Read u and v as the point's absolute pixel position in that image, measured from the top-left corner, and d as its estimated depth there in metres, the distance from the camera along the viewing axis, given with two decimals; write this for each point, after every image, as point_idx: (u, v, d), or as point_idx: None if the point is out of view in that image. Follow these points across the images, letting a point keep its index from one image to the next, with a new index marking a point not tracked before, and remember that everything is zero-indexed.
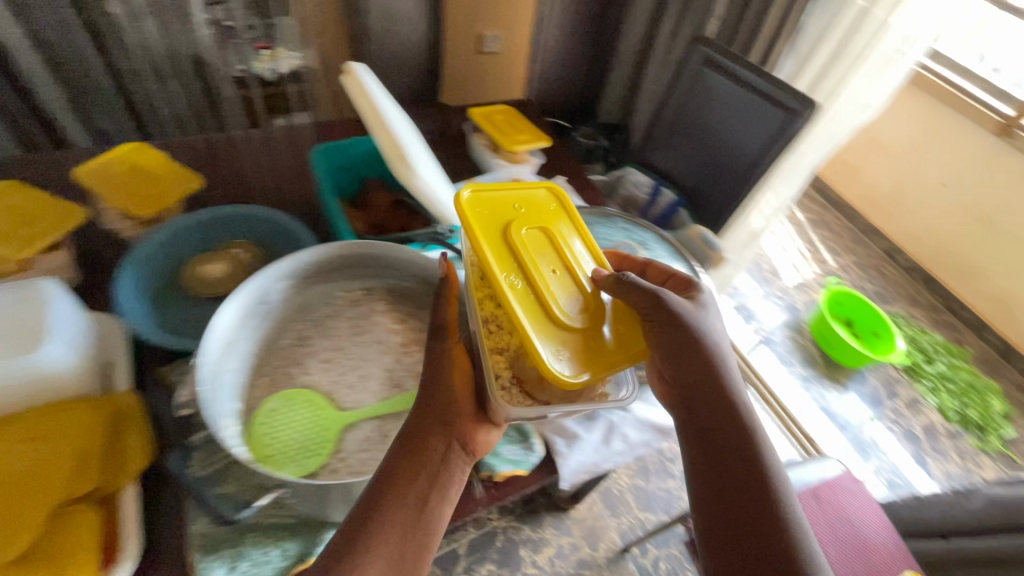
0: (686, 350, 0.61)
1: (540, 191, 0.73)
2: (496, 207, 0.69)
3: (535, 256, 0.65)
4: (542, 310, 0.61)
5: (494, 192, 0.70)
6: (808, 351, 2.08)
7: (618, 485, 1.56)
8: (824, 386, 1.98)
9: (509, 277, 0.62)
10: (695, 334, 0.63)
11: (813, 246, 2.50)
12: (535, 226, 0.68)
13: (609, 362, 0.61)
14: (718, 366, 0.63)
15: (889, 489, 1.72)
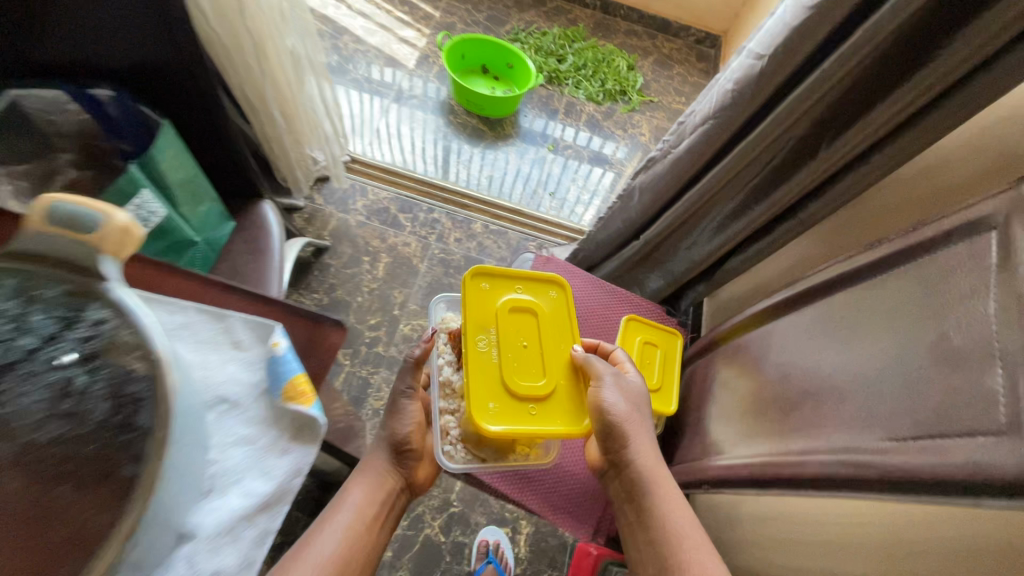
0: (636, 432, 0.85)
1: (535, 280, 0.97)
2: (497, 302, 0.93)
3: (523, 342, 0.91)
4: (494, 372, 0.88)
5: (497, 272, 0.95)
6: (470, 124, 1.89)
7: None
8: (502, 147, 1.87)
9: (484, 346, 0.89)
10: (635, 413, 0.86)
11: (409, 5, 2.12)
12: (524, 313, 0.94)
13: (546, 411, 0.88)
14: (639, 435, 0.85)
15: (591, 203, 1.80)
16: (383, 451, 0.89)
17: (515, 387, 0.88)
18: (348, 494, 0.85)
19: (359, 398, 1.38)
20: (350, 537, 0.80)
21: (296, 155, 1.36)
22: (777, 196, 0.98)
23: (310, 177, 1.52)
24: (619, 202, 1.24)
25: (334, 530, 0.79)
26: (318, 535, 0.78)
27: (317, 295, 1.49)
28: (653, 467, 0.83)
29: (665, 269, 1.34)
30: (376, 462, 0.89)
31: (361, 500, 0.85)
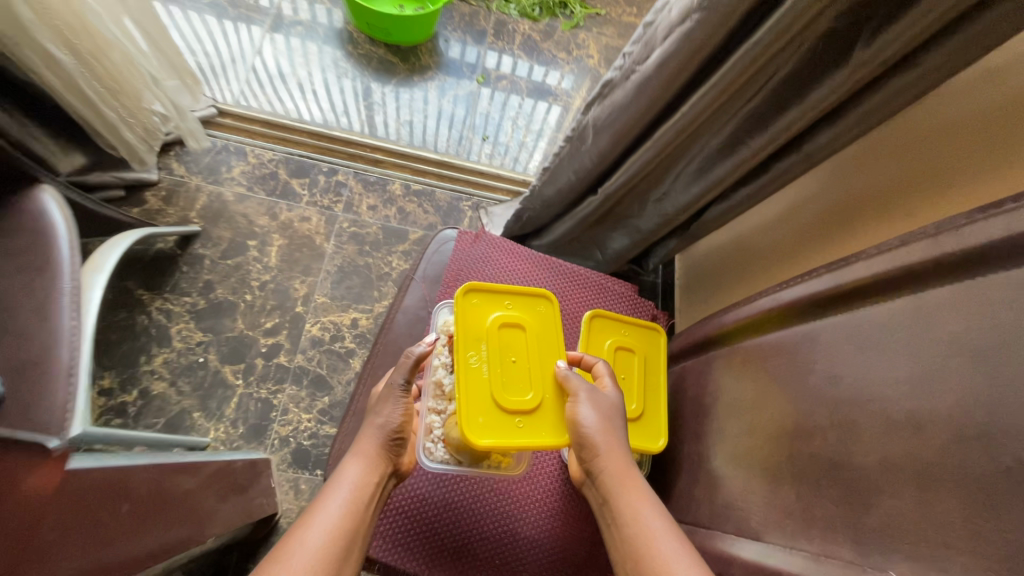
0: (607, 441, 0.56)
1: (525, 291, 0.67)
2: (484, 304, 0.65)
3: (526, 355, 0.64)
4: (484, 388, 0.62)
5: (485, 285, 0.66)
6: (376, 54, 1.46)
7: (305, 430, 1.09)
8: (419, 84, 1.45)
9: (476, 358, 0.62)
10: (612, 414, 0.58)
11: None
12: (517, 319, 0.65)
13: (541, 427, 0.62)
14: (613, 441, 0.56)
15: (537, 147, 1.46)
16: (375, 425, 0.60)
17: (506, 402, 0.61)
18: (338, 477, 0.57)
19: (261, 426, 1.08)
20: (344, 532, 0.53)
21: (113, 106, 1.00)
22: (785, 122, 0.70)
23: (152, 136, 1.16)
24: (568, 146, 0.93)
25: (318, 527, 0.52)
26: (299, 533, 0.51)
27: (189, 298, 1.14)
28: (627, 482, 0.53)
29: (633, 226, 1.06)
30: (381, 429, 0.60)
31: (356, 484, 0.56)
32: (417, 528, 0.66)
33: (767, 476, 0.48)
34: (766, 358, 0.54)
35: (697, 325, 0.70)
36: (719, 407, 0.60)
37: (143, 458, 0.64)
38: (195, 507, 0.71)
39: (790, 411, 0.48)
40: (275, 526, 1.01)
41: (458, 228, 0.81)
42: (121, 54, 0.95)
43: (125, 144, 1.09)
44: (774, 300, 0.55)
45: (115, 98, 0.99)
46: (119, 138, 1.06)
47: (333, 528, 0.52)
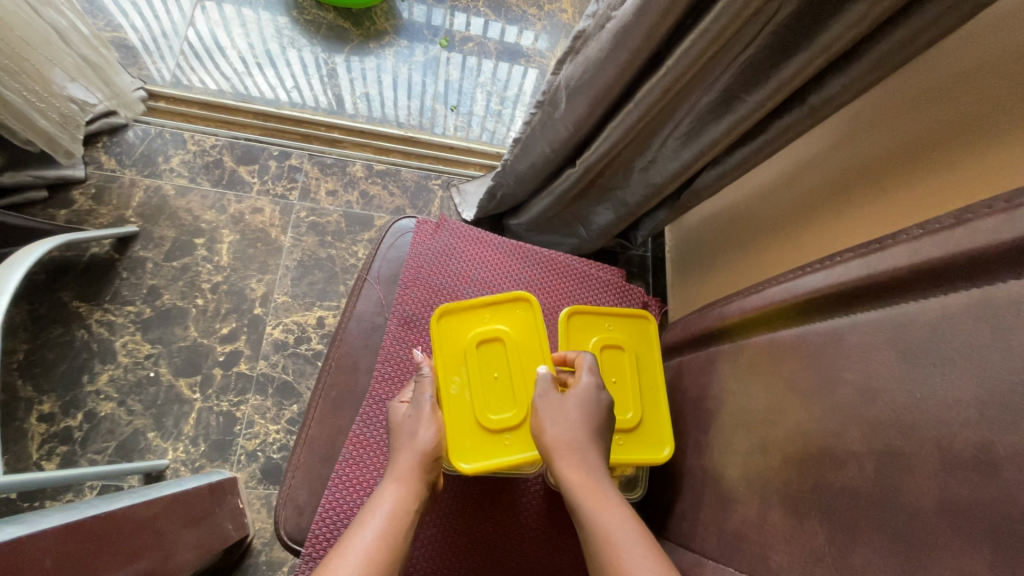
0: (568, 441, 0.48)
1: (505, 299, 0.59)
2: (460, 323, 0.59)
3: (510, 366, 0.58)
4: (467, 413, 0.56)
5: (461, 304, 0.59)
6: (325, 20, 1.30)
7: (273, 443, 0.99)
8: (376, 50, 1.30)
9: (457, 384, 0.57)
10: (578, 413, 0.50)
11: None
12: (499, 333, 0.59)
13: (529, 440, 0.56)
14: (577, 438, 0.48)
15: (512, 115, 1.32)
16: (414, 440, 0.52)
17: (486, 421, 0.56)
18: (373, 502, 0.48)
19: (224, 442, 0.98)
20: (380, 558, 0.43)
21: (13, 86, 0.89)
22: (789, 71, 0.59)
23: (71, 122, 1.03)
24: (539, 114, 0.82)
25: (351, 557, 0.43)
26: (332, 564, 0.42)
27: (133, 307, 1.03)
28: (591, 488, 0.45)
29: (620, 198, 0.95)
30: (425, 443, 0.51)
31: (394, 511, 0.47)
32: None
33: (787, 507, 0.40)
34: (779, 361, 0.46)
35: (694, 317, 0.61)
36: (723, 415, 0.52)
37: (67, 515, 0.55)
38: (139, 554, 0.63)
39: (812, 427, 0.40)
40: (248, 550, 0.93)
41: (416, 217, 0.71)
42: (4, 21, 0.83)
43: (39, 132, 0.97)
44: (787, 292, 0.46)
45: (12, 77, 0.89)
46: (30, 124, 0.94)
47: (370, 557, 0.43)
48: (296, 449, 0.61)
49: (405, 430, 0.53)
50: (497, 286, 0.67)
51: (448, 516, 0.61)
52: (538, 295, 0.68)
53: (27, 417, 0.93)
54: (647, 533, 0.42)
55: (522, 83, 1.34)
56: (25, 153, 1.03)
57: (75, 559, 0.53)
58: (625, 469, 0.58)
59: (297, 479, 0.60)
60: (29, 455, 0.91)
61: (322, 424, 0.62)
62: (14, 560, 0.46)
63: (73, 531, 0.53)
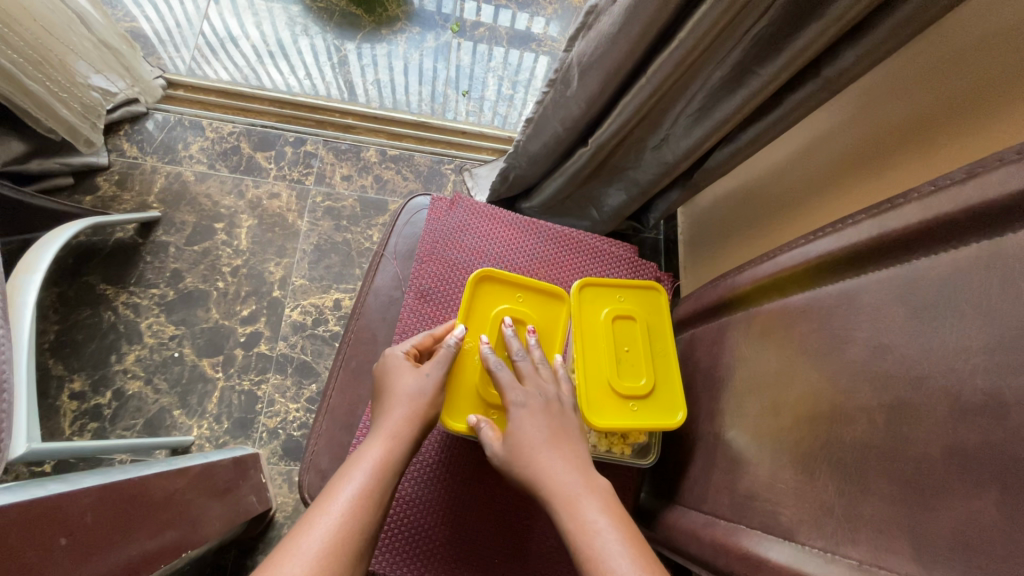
0: (541, 453, 0.47)
1: (539, 287, 0.62)
2: (493, 294, 0.61)
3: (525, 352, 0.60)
4: (473, 378, 0.58)
5: (502, 274, 0.61)
6: (338, 7, 1.31)
7: (294, 421, 1.02)
8: (387, 37, 1.31)
9: (472, 351, 0.59)
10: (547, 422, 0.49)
11: None
12: (522, 313, 0.61)
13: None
14: (548, 450, 0.47)
15: (522, 100, 1.33)
16: (411, 399, 0.53)
17: (484, 391, 0.58)
18: (359, 458, 0.49)
19: (246, 420, 1.01)
20: (361, 515, 0.45)
21: (37, 77, 0.93)
22: (802, 41, 0.59)
23: (93, 112, 1.06)
24: (552, 93, 0.82)
25: (329, 516, 0.44)
26: (309, 523, 0.43)
27: (157, 290, 1.06)
28: (556, 492, 0.44)
29: (632, 178, 0.96)
30: (414, 404, 0.52)
31: (377, 465, 0.48)
32: (408, 564, 0.58)
33: (798, 465, 0.41)
34: (792, 325, 0.46)
35: (709, 287, 0.61)
36: (736, 382, 0.52)
37: (106, 477, 0.58)
38: (169, 521, 0.66)
39: (823, 387, 0.41)
40: (271, 523, 0.96)
41: (431, 195, 0.72)
42: (28, 10, 0.87)
43: (63, 123, 1.00)
44: (801, 256, 0.46)
45: (35, 67, 0.92)
46: (54, 116, 0.97)
47: (352, 511, 0.44)
48: (318, 418, 0.63)
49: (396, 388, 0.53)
50: (511, 260, 0.68)
51: (430, 472, 0.61)
52: (550, 268, 0.69)
53: (59, 394, 0.97)
54: (624, 520, 0.42)
55: (534, 67, 1.34)
56: (52, 141, 1.06)
57: (111, 519, 0.56)
58: (640, 435, 0.58)
59: (319, 445, 0.62)
60: (62, 430, 0.95)
61: (342, 394, 0.64)
62: (57, 514, 0.48)
63: (111, 492, 0.56)
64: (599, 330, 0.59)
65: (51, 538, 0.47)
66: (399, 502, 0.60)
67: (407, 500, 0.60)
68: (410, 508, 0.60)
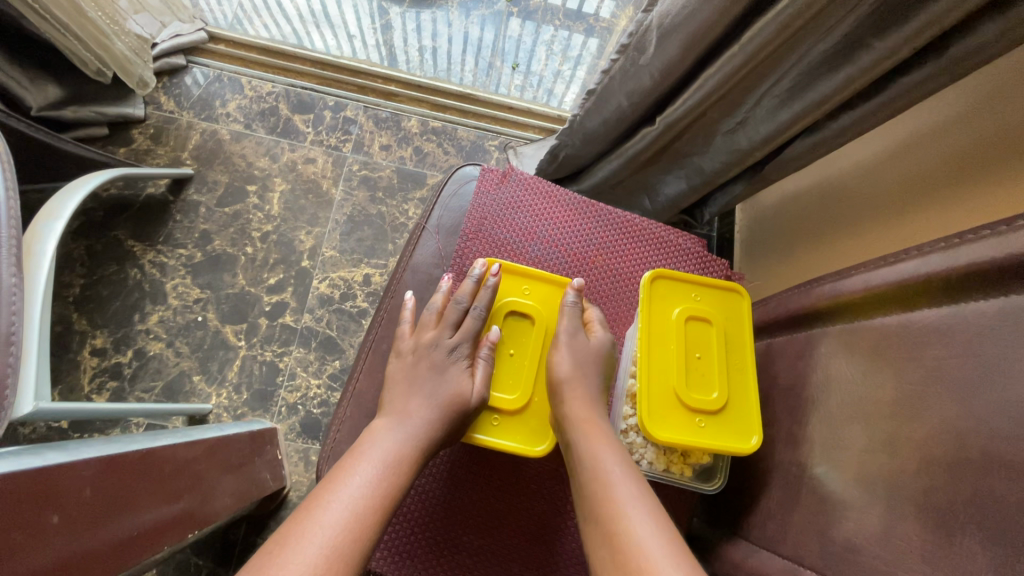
0: (581, 437, 0.47)
1: (549, 278, 0.57)
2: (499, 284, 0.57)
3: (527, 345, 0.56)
4: None
5: (517, 266, 0.57)
6: None
7: (314, 398, 0.98)
8: (438, 2, 1.23)
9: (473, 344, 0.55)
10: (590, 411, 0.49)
11: None
12: (529, 308, 0.56)
13: (519, 431, 0.53)
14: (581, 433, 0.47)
15: (575, 78, 1.24)
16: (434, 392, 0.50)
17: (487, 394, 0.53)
18: (374, 441, 0.46)
19: (266, 392, 0.97)
20: (375, 507, 0.42)
21: (94, 7, 0.89)
22: (939, 7, 0.49)
23: (141, 50, 1.04)
24: (620, 61, 0.74)
25: (346, 496, 0.42)
26: (324, 502, 0.41)
27: (185, 250, 1.03)
28: (580, 413, 0.49)
29: (696, 165, 0.86)
30: (437, 397, 0.49)
31: (394, 452, 0.45)
32: (411, 566, 0.52)
33: (925, 521, 0.33)
34: (922, 346, 0.38)
35: (797, 292, 0.52)
36: (830, 406, 0.44)
37: (113, 447, 0.53)
38: (177, 499, 0.61)
39: (969, 429, 0.32)
40: (284, 501, 0.92)
41: (482, 165, 0.65)
42: None
43: (116, 58, 0.97)
44: (941, 263, 0.38)
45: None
46: (109, 50, 0.94)
47: (366, 501, 0.42)
48: (342, 403, 0.58)
49: (422, 377, 0.51)
50: (566, 244, 0.61)
51: (454, 473, 0.55)
52: (609, 258, 0.61)
53: (81, 350, 0.95)
54: (660, 513, 0.41)
55: (589, 42, 1.24)
56: (89, 89, 1.02)
57: (116, 492, 0.51)
58: (703, 456, 0.50)
59: (341, 433, 0.56)
60: (81, 387, 0.92)
61: (371, 378, 0.58)
62: (52, 488, 0.43)
63: (117, 463, 0.52)
64: (668, 331, 0.51)
65: (42, 516, 0.42)
66: (413, 496, 0.54)
67: (434, 506, 0.54)
68: (424, 506, 0.54)
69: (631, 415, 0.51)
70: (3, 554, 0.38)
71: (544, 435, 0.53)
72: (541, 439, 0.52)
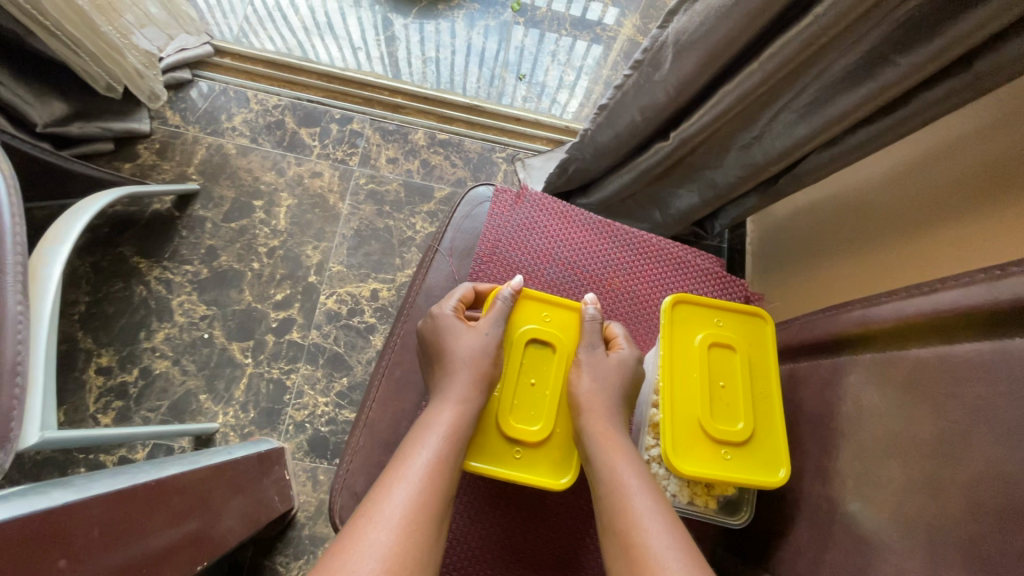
0: (600, 451, 0.46)
1: (568, 304, 0.56)
2: (518, 313, 0.55)
3: (548, 372, 0.54)
4: (493, 417, 0.52)
5: (535, 291, 0.56)
6: None
7: (321, 416, 0.96)
8: (443, 13, 1.22)
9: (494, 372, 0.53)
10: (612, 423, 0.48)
11: None
12: (550, 336, 0.54)
13: (539, 465, 0.52)
14: (596, 443, 0.46)
15: (582, 88, 1.23)
16: (472, 361, 0.50)
17: (507, 426, 0.52)
18: (382, 499, 0.41)
19: (273, 410, 0.95)
20: (437, 484, 0.43)
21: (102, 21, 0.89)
22: (966, 25, 0.47)
23: (152, 62, 1.03)
24: (633, 76, 0.73)
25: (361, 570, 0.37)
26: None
27: (191, 266, 1.01)
28: (603, 434, 0.47)
29: (708, 180, 0.85)
30: (444, 435, 0.46)
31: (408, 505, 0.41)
32: None
33: (973, 569, 0.32)
34: (961, 382, 0.36)
35: (822, 317, 0.50)
36: (862, 439, 0.43)
37: (121, 480, 0.51)
38: (185, 529, 0.60)
39: (1018, 472, 0.31)
40: (291, 522, 0.90)
41: (495, 185, 0.63)
42: None
43: (126, 72, 0.97)
44: (981, 295, 0.36)
45: (99, 11, 0.88)
46: (119, 64, 0.94)
47: (426, 482, 0.43)
48: (355, 430, 0.56)
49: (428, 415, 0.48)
50: (583, 267, 0.60)
51: (473, 506, 0.54)
52: (627, 280, 0.60)
53: (86, 368, 0.94)
54: (676, 527, 0.40)
55: (596, 52, 1.23)
56: (95, 105, 1.02)
57: (124, 529, 0.50)
58: (729, 488, 0.49)
59: (355, 463, 0.55)
60: (86, 407, 0.91)
61: (384, 406, 0.56)
62: (58, 531, 0.42)
63: (126, 497, 0.51)
64: (691, 358, 0.50)
65: (49, 561, 0.40)
66: None
67: (452, 539, 0.53)
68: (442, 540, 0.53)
69: (653, 445, 0.50)
70: None
71: (567, 467, 0.51)
72: (563, 472, 0.51)
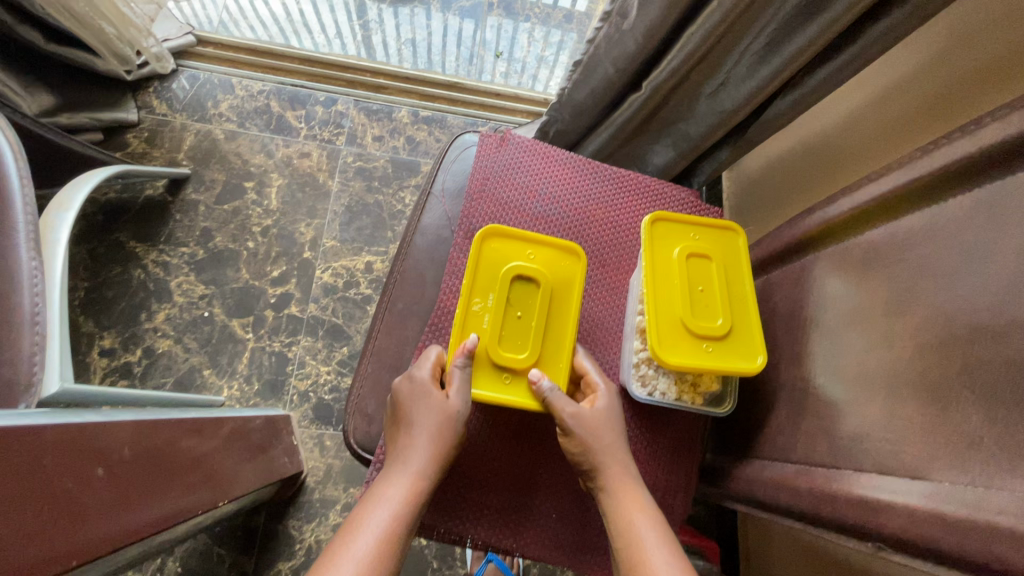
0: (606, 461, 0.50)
1: (554, 243, 0.58)
2: (503, 250, 0.58)
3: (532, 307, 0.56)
4: (482, 345, 0.55)
5: (510, 231, 0.58)
6: None
7: (325, 384, 0.99)
8: None
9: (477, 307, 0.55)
10: (614, 437, 0.51)
11: None
12: (534, 271, 0.57)
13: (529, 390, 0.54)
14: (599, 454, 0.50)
15: (559, 63, 1.25)
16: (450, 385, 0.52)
17: (498, 354, 0.54)
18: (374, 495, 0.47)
19: (277, 381, 0.98)
20: (407, 514, 0.46)
21: None
22: None
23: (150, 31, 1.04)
24: (605, 29, 0.77)
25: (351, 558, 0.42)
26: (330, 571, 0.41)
27: (187, 248, 1.04)
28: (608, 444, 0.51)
29: (680, 132, 0.90)
30: (427, 438, 0.50)
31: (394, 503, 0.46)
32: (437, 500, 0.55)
33: (923, 401, 0.36)
34: (908, 250, 0.41)
35: (788, 226, 0.55)
36: (829, 319, 0.47)
37: (148, 414, 0.55)
38: (204, 474, 0.63)
39: (955, 308, 0.35)
40: (302, 487, 0.93)
41: (481, 131, 0.67)
42: None
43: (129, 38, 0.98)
44: (921, 172, 0.41)
45: None
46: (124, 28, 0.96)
47: (412, 480, 0.48)
48: (364, 359, 0.61)
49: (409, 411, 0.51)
50: (566, 200, 0.64)
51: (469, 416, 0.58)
52: (608, 211, 0.64)
53: (90, 351, 0.95)
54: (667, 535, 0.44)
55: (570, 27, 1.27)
56: (83, 95, 1.04)
57: (149, 460, 0.53)
58: (712, 383, 0.53)
59: (365, 388, 0.59)
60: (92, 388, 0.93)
61: (389, 336, 0.60)
62: (93, 444, 0.45)
63: (149, 431, 0.53)
64: (670, 270, 0.54)
65: (89, 468, 0.44)
66: None
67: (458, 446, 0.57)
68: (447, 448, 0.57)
69: (641, 349, 0.54)
70: (56, 499, 0.40)
71: None
72: None
